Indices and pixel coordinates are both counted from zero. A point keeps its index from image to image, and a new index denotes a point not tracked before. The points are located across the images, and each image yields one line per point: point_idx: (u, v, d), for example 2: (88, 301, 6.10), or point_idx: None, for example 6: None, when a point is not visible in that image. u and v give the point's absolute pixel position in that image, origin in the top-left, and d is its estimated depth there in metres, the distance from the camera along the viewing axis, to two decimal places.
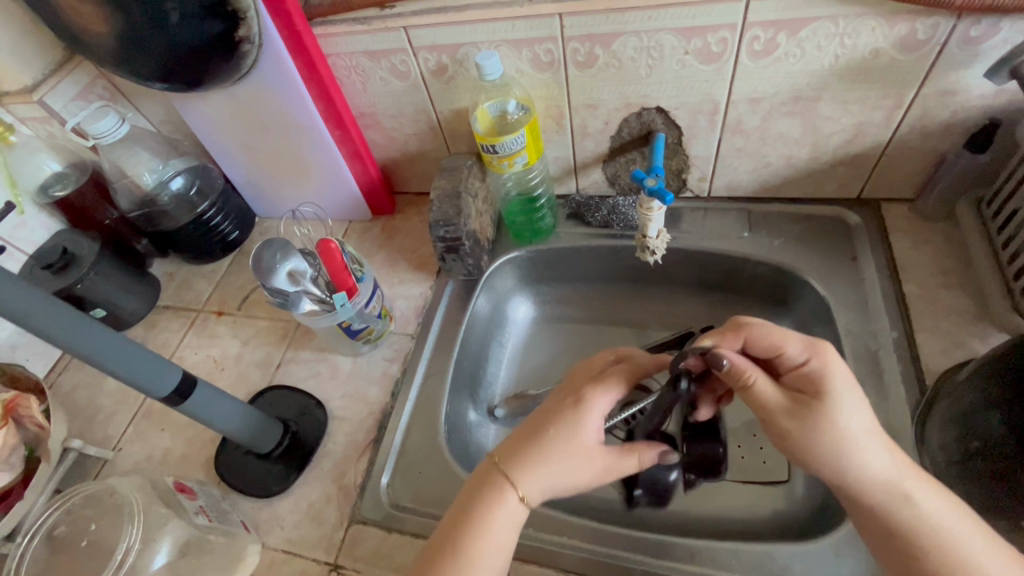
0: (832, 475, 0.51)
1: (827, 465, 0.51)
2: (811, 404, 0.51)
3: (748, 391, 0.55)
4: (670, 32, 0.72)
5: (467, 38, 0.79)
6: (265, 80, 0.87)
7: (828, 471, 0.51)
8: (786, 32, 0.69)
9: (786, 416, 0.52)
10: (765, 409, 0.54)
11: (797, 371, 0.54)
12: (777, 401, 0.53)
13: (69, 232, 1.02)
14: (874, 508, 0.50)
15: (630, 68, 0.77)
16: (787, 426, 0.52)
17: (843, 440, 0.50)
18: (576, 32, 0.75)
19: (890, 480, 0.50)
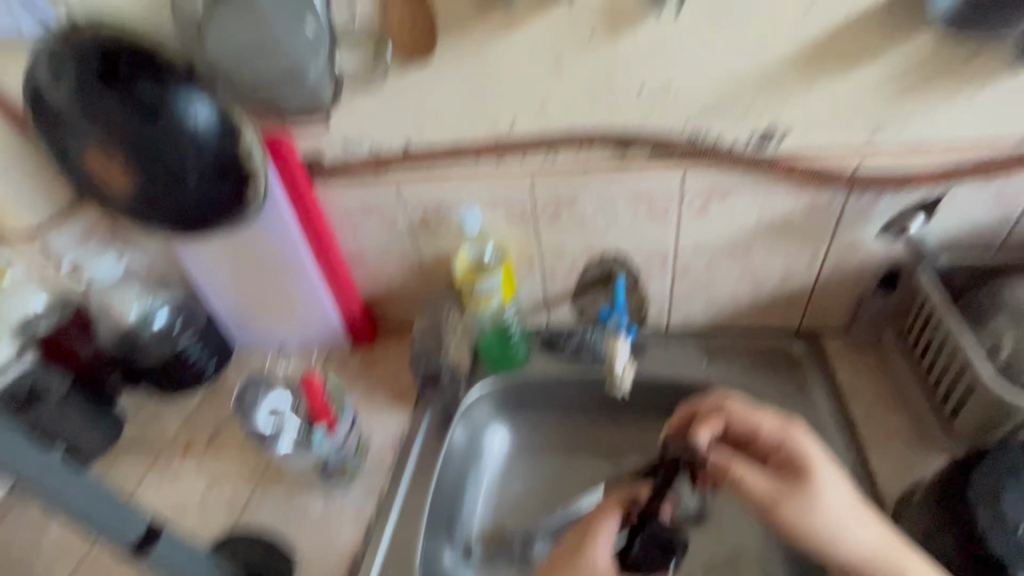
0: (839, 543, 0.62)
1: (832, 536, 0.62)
2: (804, 486, 0.65)
3: (747, 490, 0.67)
4: (622, 196, 0.86)
5: (450, 196, 0.91)
6: (264, 226, 0.96)
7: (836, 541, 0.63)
8: (717, 197, 0.83)
9: (788, 499, 0.64)
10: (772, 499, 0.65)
11: (782, 454, 0.68)
12: (778, 487, 0.65)
13: (43, 367, 1.01)
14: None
15: (590, 221, 0.90)
16: (794, 507, 0.64)
17: (833, 512, 0.63)
18: (544, 194, 0.88)
19: (877, 546, 0.62)
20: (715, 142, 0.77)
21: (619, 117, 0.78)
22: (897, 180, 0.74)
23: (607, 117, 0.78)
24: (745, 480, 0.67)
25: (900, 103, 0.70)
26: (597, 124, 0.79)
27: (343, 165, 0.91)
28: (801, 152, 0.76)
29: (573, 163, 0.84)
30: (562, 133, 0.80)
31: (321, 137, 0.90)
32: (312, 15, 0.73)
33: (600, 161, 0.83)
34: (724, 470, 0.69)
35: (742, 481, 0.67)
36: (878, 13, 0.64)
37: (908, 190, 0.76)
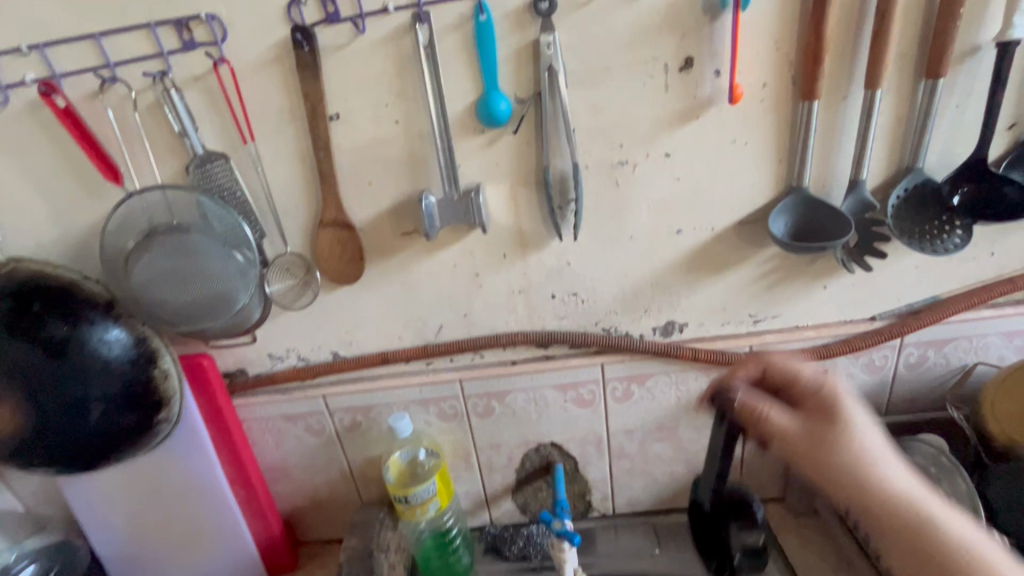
0: (900, 531, 0.48)
1: (897, 523, 0.49)
2: (841, 448, 0.52)
3: (768, 424, 0.56)
4: (550, 388, 0.89)
5: (380, 399, 0.90)
6: (175, 449, 0.87)
7: (897, 531, 0.49)
8: (636, 383, 0.88)
9: (828, 470, 0.52)
10: (811, 464, 0.53)
11: (795, 389, 0.59)
12: (829, 452, 0.52)
13: None
14: (882, 514, 0.49)
15: (522, 413, 0.91)
16: (813, 463, 0.53)
17: (861, 462, 0.51)
18: (475, 391, 0.89)
19: (911, 496, 0.49)
20: (625, 336, 0.85)
21: (537, 319, 0.85)
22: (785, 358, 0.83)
23: (526, 319, 0.85)
24: (767, 414, 0.56)
25: (768, 297, 0.82)
26: (518, 324, 0.86)
27: (269, 375, 0.89)
28: (698, 338, 0.86)
29: (500, 360, 0.88)
30: (486, 335, 0.86)
31: (245, 351, 0.88)
32: (245, 251, 0.76)
33: (525, 357, 0.88)
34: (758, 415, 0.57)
35: (781, 430, 0.55)
36: (736, 232, 0.77)
37: (797, 366, 0.85)
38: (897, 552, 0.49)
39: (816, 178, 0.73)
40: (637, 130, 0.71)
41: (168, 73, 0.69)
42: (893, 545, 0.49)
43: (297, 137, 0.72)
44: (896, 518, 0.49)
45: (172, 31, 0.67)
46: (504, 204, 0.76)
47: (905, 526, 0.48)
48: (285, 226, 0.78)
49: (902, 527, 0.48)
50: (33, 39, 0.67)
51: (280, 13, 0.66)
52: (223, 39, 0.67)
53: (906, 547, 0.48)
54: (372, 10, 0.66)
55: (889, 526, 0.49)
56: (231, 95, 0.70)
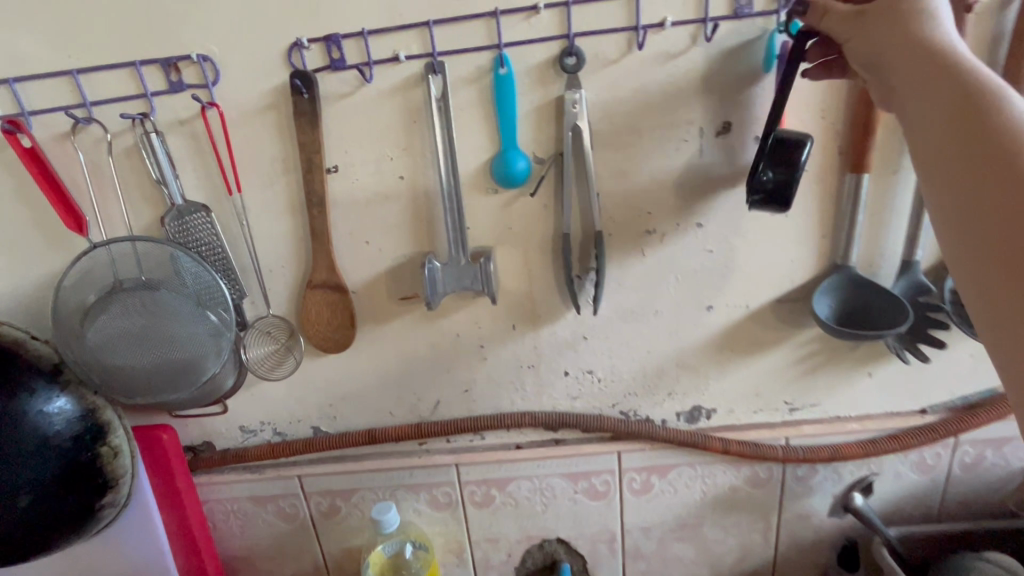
0: (977, 154, 0.39)
1: (979, 137, 0.39)
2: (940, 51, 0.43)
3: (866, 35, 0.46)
4: (558, 476, 0.78)
5: (364, 482, 0.79)
6: (119, 537, 0.74)
7: (971, 127, 0.39)
8: (657, 474, 0.78)
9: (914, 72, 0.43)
10: (891, 53, 0.45)
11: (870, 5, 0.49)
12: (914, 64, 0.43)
13: None
14: (919, 113, 0.43)
15: (526, 504, 0.80)
16: (902, 54, 0.44)
17: (931, 66, 0.42)
18: (473, 477, 0.78)
19: (987, 100, 0.40)
20: (645, 421, 0.76)
21: (546, 398, 0.76)
22: (828, 454, 0.73)
23: (534, 397, 0.76)
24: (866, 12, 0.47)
25: (807, 384, 0.74)
26: (525, 403, 0.76)
27: (238, 452, 0.78)
28: (728, 427, 0.76)
29: (503, 442, 0.78)
30: (489, 414, 0.76)
31: (215, 422, 0.78)
32: (220, 311, 0.66)
33: (531, 440, 0.78)
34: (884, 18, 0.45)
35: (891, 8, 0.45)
36: (772, 310, 0.70)
37: (840, 462, 0.75)
38: (957, 175, 0.40)
39: (862, 256, 0.66)
40: (667, 196, 0.64)
41: (151, 116, 0.62)
42: (949, 172, 0.40)
43: (289, 189, 0.65)
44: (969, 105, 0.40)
45: (158, 71, 0.61)
46: (516, 270, 0.68)
47: (969, 120, 0.40)
48: (269, 286, 0.69)
49: (976, 131, 0.39)
50: (3, 74, 0.60)
51: (280, 57, 0.60)
52: (214, 82, 0.61)
53: (961, 183, 0.40)
54: (381, 58, 0.60)
55: (965, 149, 0.40)
56: (218, 142, 0.63)
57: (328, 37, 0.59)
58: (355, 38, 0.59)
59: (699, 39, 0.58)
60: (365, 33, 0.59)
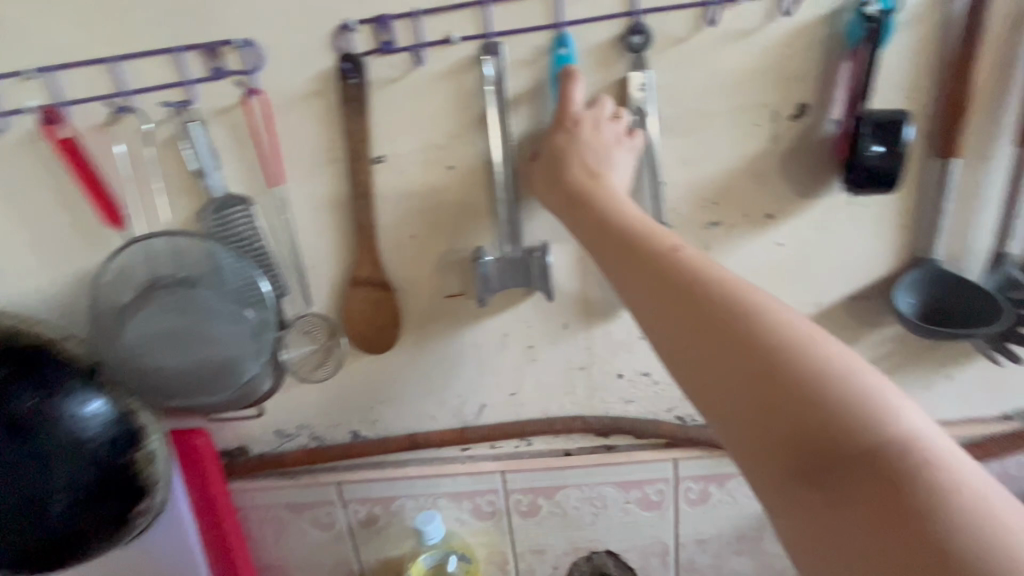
0: (716, 354, 0.38)
1: (709, 322, 0.39)
2: (638, 232, 0.45)
3: (580, 220, 0.50)
4: (610, 485, 0.74)
5: (404, 490, 0.75)
6: (153, 542, 0.71)
7: (698, 314, 0.39)
8: (715, 484, 0.73)
9: (619, 251, 0.45)
10: (607, 242, 0.46)
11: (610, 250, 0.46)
12: (623, 245, 0.45)
13: None
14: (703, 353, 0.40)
15: (574, 515, 0.76)
16: (609, 236, 0.46)
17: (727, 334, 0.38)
18: (518, 485, 0.74)
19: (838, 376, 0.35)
20: (703, 427, 0.71)
21: (598, 402, 0.71)
22: None
23: (585, 403, 0.72)
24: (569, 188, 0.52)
25: None
26: (575, 408, 0.72)
27: (275, 457, 0.75)
28: None
29: (551, 448, 0.74)
30: (537, 419, 0.72)
31: (251, 426, 0.75)
32: (259, 310, 0.63)
33: (581, 446, 0.74)
34: (570, 202, 0.52)
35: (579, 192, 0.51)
36: (845, 308, 0.65)
37: None
38: (709, 372, 0.38)
39: (946, 249, 0.61)
40: (734, 187, 0.60)
41: (191, 104, 0.59)
42: (692, 371, 0.39)
43: (333, 181, 0.62)
44: (692, 294, 0.40)
45: (200, 57, 0.58)
46: (570, 267, 0.65)
47: (685, 297, 0.40)
48: (311, 283, 0.66)
49: (706, 319, 0.39)
50: (39, 62, 0.58)
51: (326, 40, 0.57)
52: (258, 69, 0.58)
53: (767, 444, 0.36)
54: (433, 40, 0.56)
55: (702, 345, 0.39)
56: (261, 131, 0.60)
57: (377, 18, 0.56)
58: (404, 19, 0.56)
59: (776, 15, 0.54)
60: (417, 13, 0.55)
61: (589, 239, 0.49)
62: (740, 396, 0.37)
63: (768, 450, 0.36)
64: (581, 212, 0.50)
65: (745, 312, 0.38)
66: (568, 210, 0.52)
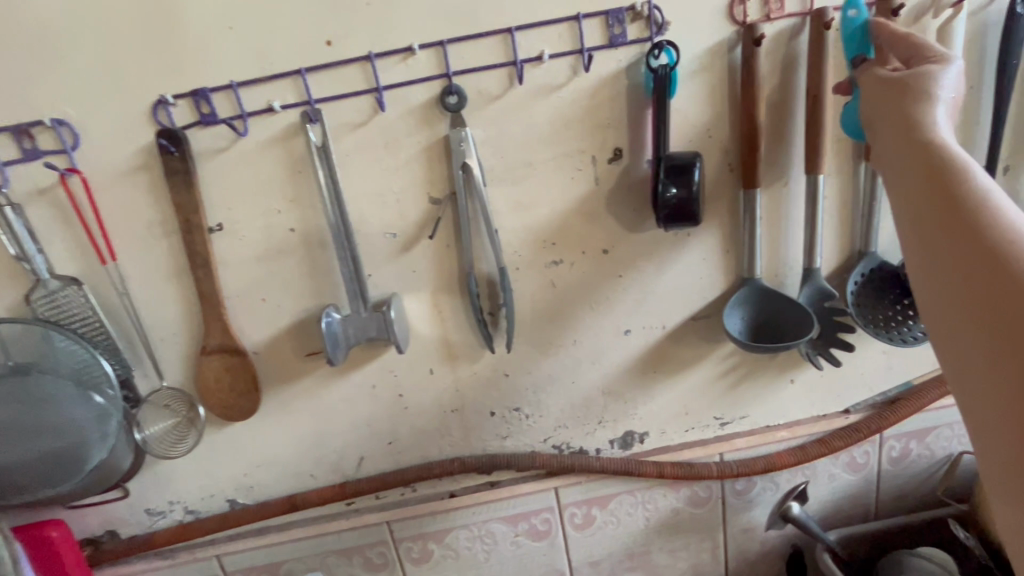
0: (963, 263, 0.39)
1: (962, 237, 0.40)
2: (929, 141, 0.44)
3: (873, 127, 0.49)
4: (497, 520, 0.75)
5: (289, 553, 0.74)
6: None
7: (951, 227, 0.41)
8: (597, 506, 0.76)
9: (901, 157, 0.46)
10: (896, 150, 0.46)
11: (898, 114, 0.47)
12: (906, 155, 0.45)
13: None
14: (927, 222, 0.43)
15: (467, 555, 0.76)
16: (898, 140, 0.46)
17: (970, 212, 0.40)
18: (406, 532, 0.74)
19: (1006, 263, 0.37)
20: (579, 453, 0.74)
21: (476, 441, 0.73)
22: (761, 466, 0.74)
23: (463, 442, 0.73)
24: (866, 92, 0.51)
25: (733, 397, 0.73)
26: (455, 449, 0.73)
27: (146, 538, 0.71)
28: (663, 448, 0.75)
29: (435, 491, 0.74)
30: (417, 465, 0.73)
31: (117, 508, 0.71)
32: (102, 391, 0.61)
33: (465, 486, 0.75)
34: (879, 91, 0.49)
35: (886, 80, 0.49)
36: (689, 328, 0.69)
37: (774, 473, 0.75)
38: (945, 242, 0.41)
39: (766, 266, 0.67)
40: (570, 227, 0.64)
41: (5, 188, 0.57)
42: (935, 272, 0.42)
43: (171, 253, 0.61)
44: (956, 208, 0.41)
45: (9, 140, 0.56)
46: (426, 314, 0.66)
47: (944, 177, 0.42)
48: (162, 356, 0.64)
49: (968, 235, 0.40)
50: None
51: (143, 115, 0.56)
52: (74, 147, 0.57)
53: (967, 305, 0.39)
54: (255, 110, 0.57)
55: (950, 256, 0.40)
56: (86, 209, 0.59)
57: (194, 92, 0.56)
58: (223, 91, 0.56)
59: (580, 69, 0.58)
60: (234, 85, 0.56)
61: (878, 140, 0.49)
62: (973, 305, 0.39)
63: (982, 359, 0.38)
64: (881, 106, 0.49)
65: (995, 229, 0.39)
66: (874, 96, 0.50)
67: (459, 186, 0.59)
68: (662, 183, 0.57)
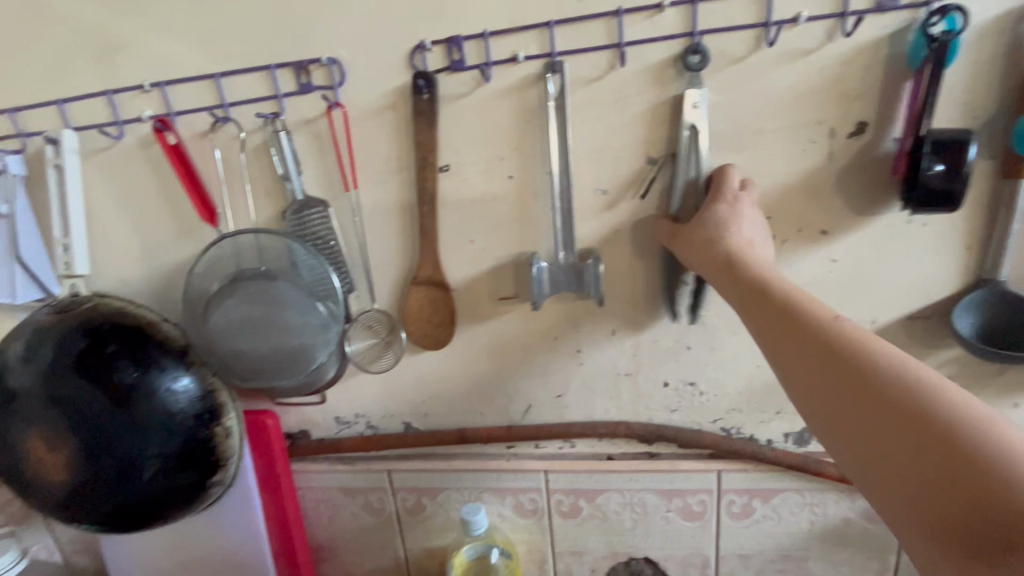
0: (816, 356, 0.44)
1: (844, 373, 0.42)
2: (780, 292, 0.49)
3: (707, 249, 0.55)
4: (651, 492, 0.75)
5: (451, 482, 0.79)
6: (223, 515, 0.79)
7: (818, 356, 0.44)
8: (759, 499, 0.73)
9: (759, 304, 0.49)
10: (748, 295, 0.51)
11: (737, 278, 0.52)
12: (769, 313, 0.48)
13: None
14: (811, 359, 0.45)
15: (614, 520, 0.77)
16: (756, 292, 0.50)
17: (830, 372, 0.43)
18: (561, 485, 0.76)
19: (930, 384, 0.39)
20: (749, 440, 0.71)
21: (643, 409, 0.73)
22: None
23: (630, 408, 0.73)
24: (673, 241, 0.59)
25: None
26: (620, 413, 0.74)
27: (334, 442, 0.80)
28: None
29: (593, 451, 0.76)
30: (582, 421, 0.74)
31: (314, 412, 0.81)
32: (328, 303, 0.69)
33: (623, 451, 0.76)
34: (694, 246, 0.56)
35: (704, 244, 0.55)
36: (902, 328, 0.64)
37: None
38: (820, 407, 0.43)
39: (1013, 271, 0.60)
40: (790, 202, 0.61)
41: (281, 115, 0.66)
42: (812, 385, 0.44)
43: (401, 187, 0.67)
44: (836, 355, 0.43)
45: (291, 73, 0.64)
46: (620, 275, 0.67)
47: (801, 330, 0.46)
48: (376, 281, 0.71)
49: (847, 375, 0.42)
50: (157, 78, 0.66)
51: (401, 59, 0.62)
52: (341, 83, 0.64)
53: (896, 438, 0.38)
54: (501, 59, 0.61)
55: (814, 351, 0.45)
56: (341, 140, 0.66)
57: (451, 39, 0.60)
58: (475, 39, 0.60)
59: (836, 34, 0.55)
60: (487, 33, 0.60)
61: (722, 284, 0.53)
62: (860, 429, 0.40)
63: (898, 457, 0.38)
64: (695, 251, 0.56)
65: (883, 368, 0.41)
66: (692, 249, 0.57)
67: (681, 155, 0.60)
68: (925, 161, 0.52)
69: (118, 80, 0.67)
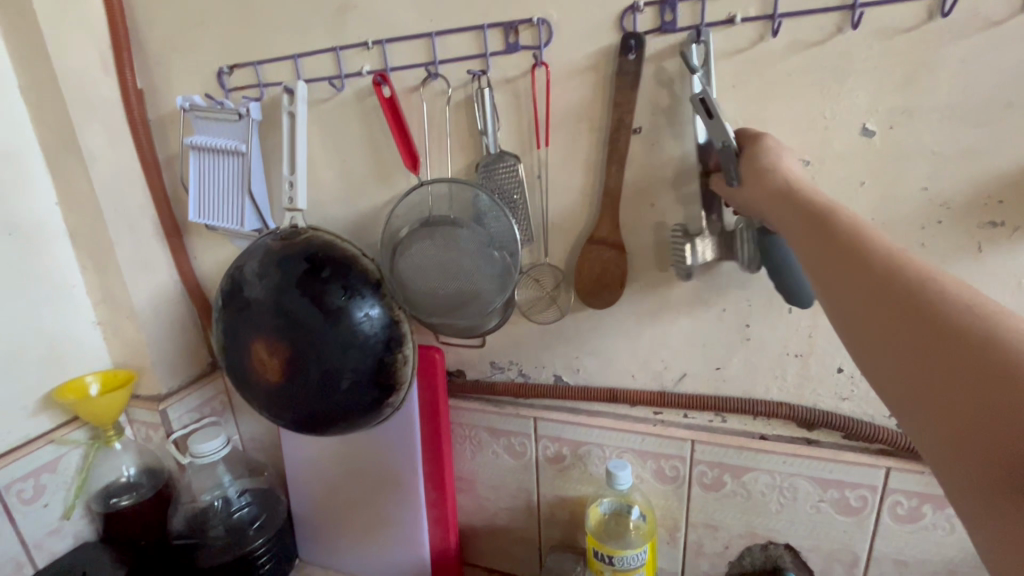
0: (839, 264, 0.42)
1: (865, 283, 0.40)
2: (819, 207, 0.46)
3: (765, 175, 0.53)
4: (805, 478, 0.73)
5: (593, 438, 0.82)
6: (387, 434, 0.89)
7: (852, 273, 0.41)
8: (931, 504, 0.69)
9: (797, 221, 0.47)
10: (789, 213, 0.48)
11: (777, 199, 0.50)
12: (802, 230, 0.46)
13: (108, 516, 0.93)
14: (845, 265, 0.42)
15: (759, 501, 0.76)
16: (793, 210, 0.48)
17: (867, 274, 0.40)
18: (706, 457, 0.77)
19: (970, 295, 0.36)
20: None
21: (808, 393, 0.71)
22: None
23: (794, 390, 0.71)
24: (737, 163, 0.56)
25: None
26: (782, 394, 0.72)
27: (488, 384, 0.87)
28: None
29: (746, 429, 0.75)
30: (738, 397, 0.74)
31: (472, 354, 0.87)
32: (505, 254, 0.74)
33: (778, 433, 0.74)
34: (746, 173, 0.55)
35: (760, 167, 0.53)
36: None
37: None
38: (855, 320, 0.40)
39: None
40: None
41: (486, 73, 0.70)
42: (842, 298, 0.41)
43: (590, 147, 0.69)
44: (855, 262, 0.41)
45: (500, 34, 0.69)
46: None
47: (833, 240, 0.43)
48: (551, 235, 0.75)
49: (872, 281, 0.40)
50: (380, 36, 0.74)
51: (611, 20, 0.64)
52: (547, 44, 0.67)
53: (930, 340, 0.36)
54: (715, 21, 0.60)
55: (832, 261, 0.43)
56: (539, 99, 0.69)
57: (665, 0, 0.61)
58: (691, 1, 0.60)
59: None
60: None
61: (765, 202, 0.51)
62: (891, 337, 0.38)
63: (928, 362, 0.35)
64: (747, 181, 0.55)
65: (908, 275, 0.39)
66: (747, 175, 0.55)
67: (730, 167, 0.56)
68: None
69: (346, 38, 0.76)
